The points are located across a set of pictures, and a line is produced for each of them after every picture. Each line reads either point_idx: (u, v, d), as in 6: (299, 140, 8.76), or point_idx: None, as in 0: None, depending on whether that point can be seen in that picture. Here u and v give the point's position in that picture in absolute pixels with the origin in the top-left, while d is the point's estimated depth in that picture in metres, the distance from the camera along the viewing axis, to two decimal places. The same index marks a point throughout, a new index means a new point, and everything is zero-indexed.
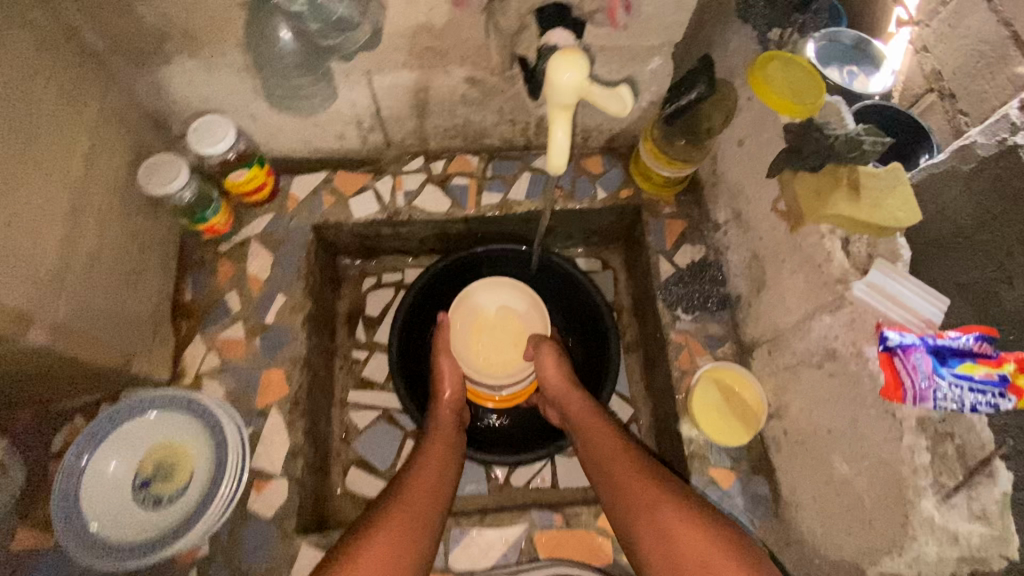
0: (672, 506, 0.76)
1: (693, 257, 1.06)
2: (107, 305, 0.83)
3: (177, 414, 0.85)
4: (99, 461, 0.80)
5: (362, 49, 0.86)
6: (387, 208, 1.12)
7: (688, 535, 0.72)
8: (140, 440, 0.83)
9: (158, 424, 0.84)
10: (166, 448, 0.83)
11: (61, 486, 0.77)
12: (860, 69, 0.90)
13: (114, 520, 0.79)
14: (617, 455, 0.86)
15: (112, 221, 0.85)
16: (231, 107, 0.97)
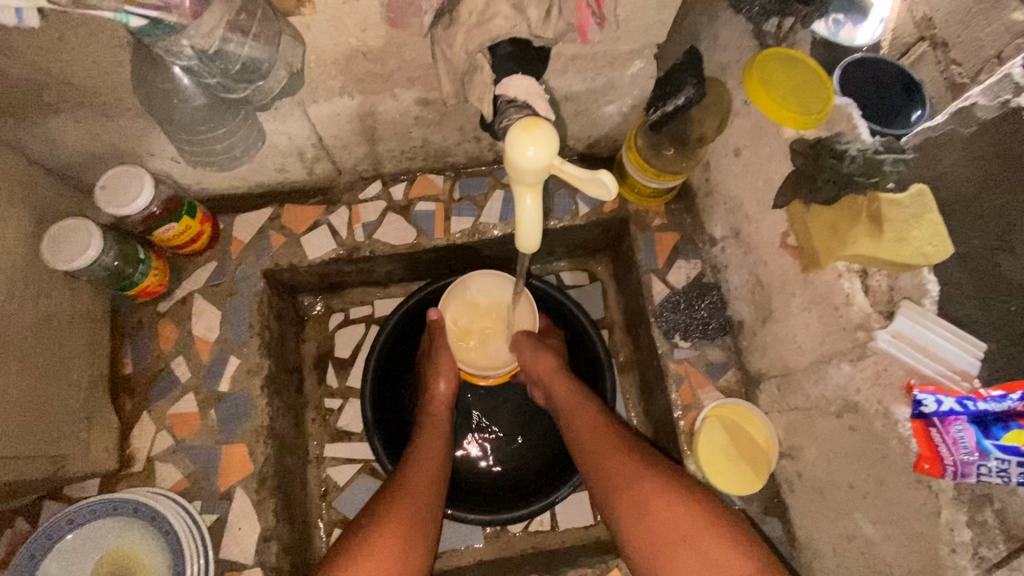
0: (661, 496, 0.71)
1: (689, 275, 0.97)
2: (23, 405, 0.72)
3: (122, 519, 0.75)
4: None
5: (287, 87, 0.73)
6: (345, 245, 1.00)
7: (676, 523, 0.69)
8: (83, 558, 0.74)
9: (100, 536, 0.75)
10: (114, 561, 0.74)
11: None
12: (847, 16, 0.73)
13: None
14: (607, 440, 0.80)
15: (17, 308, 0.73)
16: (146, 152, 0.83)
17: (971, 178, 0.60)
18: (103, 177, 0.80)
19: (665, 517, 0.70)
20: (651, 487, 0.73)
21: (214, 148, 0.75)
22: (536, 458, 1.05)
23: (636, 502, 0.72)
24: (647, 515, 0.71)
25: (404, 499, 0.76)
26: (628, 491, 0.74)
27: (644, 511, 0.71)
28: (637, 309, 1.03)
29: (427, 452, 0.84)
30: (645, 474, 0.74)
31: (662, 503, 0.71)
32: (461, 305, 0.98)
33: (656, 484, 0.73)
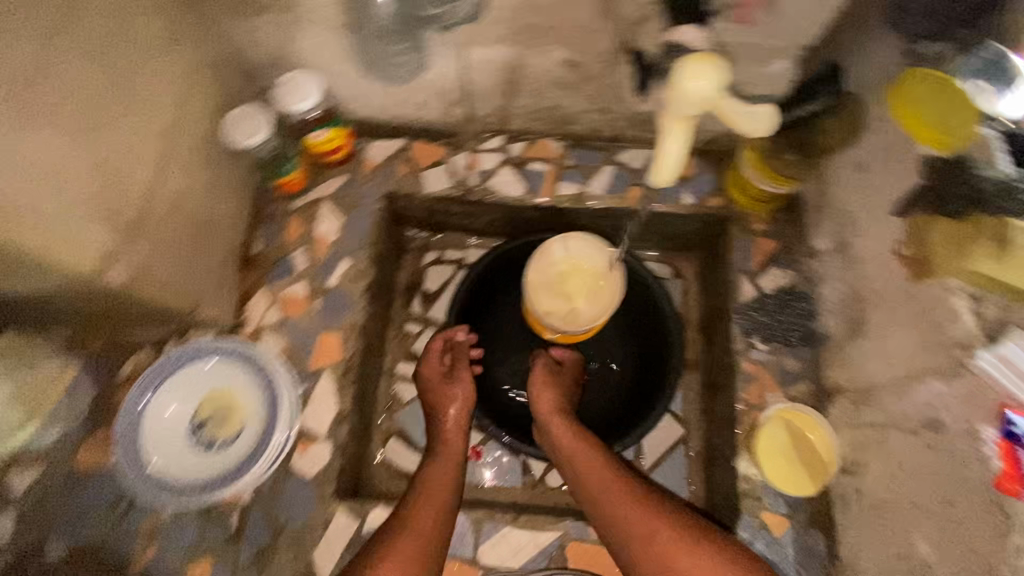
0: (686, 550, 0.71)
1: (781, 282, 0.97)
2: (184, 247, 0.85)
3: (235, 365, 0.90)
4: (158, 403, 0.86)
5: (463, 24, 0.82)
6: (460, 185, 1.08)
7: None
8: (198, 384, 0.89)
9: (214, 372, 0.90)
10: (220, 395, 0.88)
11: (123, 427, 0.84)
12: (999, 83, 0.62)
13: (170, 456, 0.85)
14: (618, 494, 0.79)
15: (197, 168, 0.86)
16: (322, 64, 0.94)
17: None
18: (282, 77, 0.92)
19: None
20: (676, 543, 0.72)
21: (391, 60, 0.91)
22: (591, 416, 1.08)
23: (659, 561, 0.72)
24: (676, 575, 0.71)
25: (410, 532, 0.77)
26: (652, 549, 0.73)
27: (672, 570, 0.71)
28: (718, 308, 1.05)
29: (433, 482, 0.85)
30: (663, 528, 0.74)
31: (689, 558, 0.71)
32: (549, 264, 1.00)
33: (677, 538, 0.73)
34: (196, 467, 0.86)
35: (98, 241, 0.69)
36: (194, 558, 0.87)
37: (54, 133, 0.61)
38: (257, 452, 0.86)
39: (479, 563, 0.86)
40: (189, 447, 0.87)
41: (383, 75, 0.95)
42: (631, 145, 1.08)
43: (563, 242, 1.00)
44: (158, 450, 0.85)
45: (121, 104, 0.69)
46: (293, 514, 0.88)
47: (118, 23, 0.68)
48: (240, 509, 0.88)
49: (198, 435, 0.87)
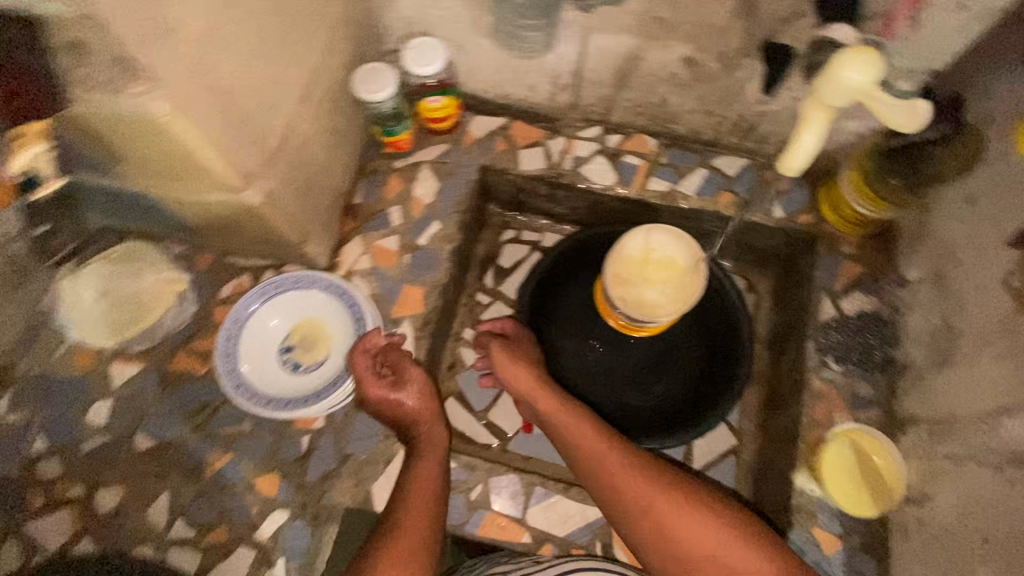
0: (684, 518, 0.76)
1: (863, 306, 0.97)
2: (306, 183, 0.91)
3: (335, 304, 1.00)
4: (262, 316, 0.98)
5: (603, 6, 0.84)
6: (553, 168, 1.12)
7: (704, 543, 0.74)
8: (300, 310, 1.00)
9: (318, 303, 1.00)
10: (319, 327, 1.00)
11: (228, 329, 0.95)
12: None
13: (259, 366, 0.96)
14: (613, 465, 0.82)
15: (327, 112, 0.92)
16: (447, 34, 1.00)
17: None
18: (412, 41, 0.97)
19: (693, 543, 0.74)
20: (673, 510, 0.76)
21: (524, 38, 0.95)
22: (649, 413, 1.09)
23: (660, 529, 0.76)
24: (677, 541, 0.75)
25: (405, 536, 0.76)
26: (651, 517, 0.77)
27: (673, 538, 0.76)
28: (791, 324, 1.05)
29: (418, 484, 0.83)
30: (661, 501, 0.78)
31: (687, 524, 0.75)
32: (632, 252, 1.02)
33: (674, 504, 0.77)
34: (278, 381, 0.96)
35: (250, 162, 0.74)
36: (265, 470, 0.94)
37: (234, 52, 0.66)
38: (330, 389, 0.95)
39: (526, 523, 0.90)
40: (279, 363, 0.98)
41: (517, 50, 0.98)
42: (726, 152, 1.09)
43: (650, 232, 1.01)
44: (252, 357, 0.96)
45: (285, 39, 0.75)
46: (359, 446, 0.94)
47: None
48: (313, 433, 0.95)
49: (289, 355, 0.98)
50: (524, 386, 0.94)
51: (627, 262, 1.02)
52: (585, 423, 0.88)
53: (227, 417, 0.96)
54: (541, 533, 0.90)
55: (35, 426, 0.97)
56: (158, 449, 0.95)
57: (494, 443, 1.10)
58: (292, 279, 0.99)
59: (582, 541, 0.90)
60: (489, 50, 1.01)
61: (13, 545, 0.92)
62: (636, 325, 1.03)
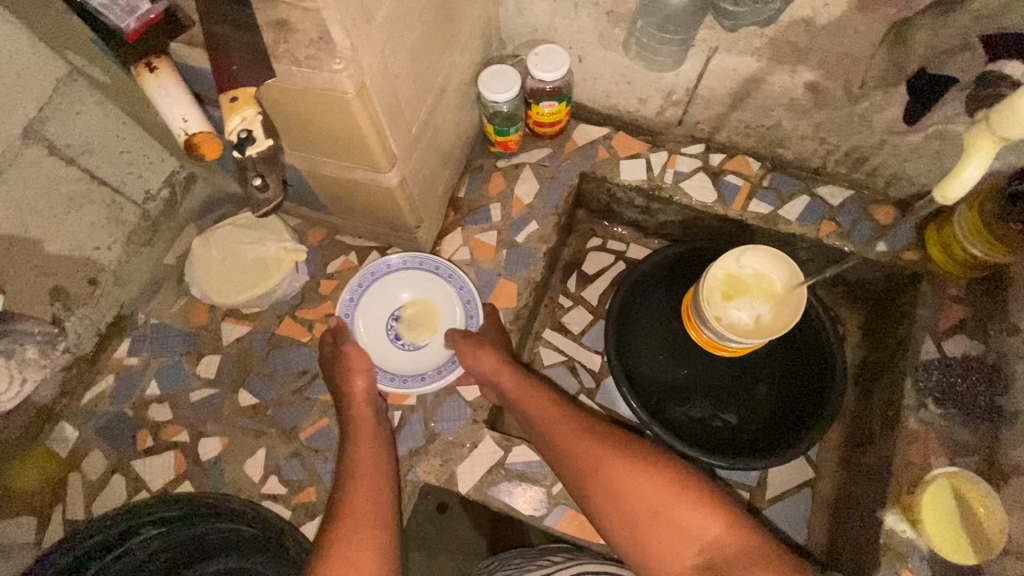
0: (630, 474, 0.78)
1: (969, 350, 0.94)
2: (428, 172, 0.96)
3: (455, 302, 1.04)
4: (390, 286, 1.05)
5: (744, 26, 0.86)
6: (653, 180, 1.14)
7: (646, 497, 0.76)
8: (426, 292, 1.05)
9: (443, 293, 1.05)
10: (434, 315, 1.05)
11: (359, 286, 1.02)
12: None
13: (373, 330, 1.03)
14: (567, 432, 0.84)
15: (453, 107, 0.98)
16: (568, 42, 1.04)
17: None
18: (538, 48, 1.01)
19: (639, 496, 0.76)
20: (619, 466, 0.79)
21: (656, 44, 0.95)
22: (724, 433, 1.09)
23: (607, 486, 0.78)
24: (623, 493, 0.77)
25: (350, 517, 0.77)
26: (599, 476, 0.79)
27: (618, 490, 0.77)
28: (887, 361, 1.03)
29: (357, 467, 0.84)
30: (610, 458, 0.80)
31: (630, 481, 0.77)
32: (725, 268, 1.02)
33: (620, 458, 0.79)
34: (384, 350, 1.03)
35: (396, 146, 0.79)
36: None
37: (402, 42, 0.71)
38: (419, 381, 0.99)
39: None
40: (385, 327, 1.04)
41: (647, 61, 0.99)
42: (831, 182, 1.09)
43: (744, 255, 1.02)
44: (367, 313, 1.03)
45: (437, 33, 0.80)
46: (447, 427, 0.97)
47: None
48: (404, 410, 0.99)
49: (397, 325, 1.04)
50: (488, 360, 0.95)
51: (715, 277, 1.01)
52: (539, 393, 0.91)
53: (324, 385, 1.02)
54: None
55: (151, 371, 1.05)
56: (258, 406, 1.01)
57: None
58: (430, 261, 1.04)
59: None
60: (608, 63, 1.04)
61: (121, 479, 0.99)
62: (721, 343, 1.02)
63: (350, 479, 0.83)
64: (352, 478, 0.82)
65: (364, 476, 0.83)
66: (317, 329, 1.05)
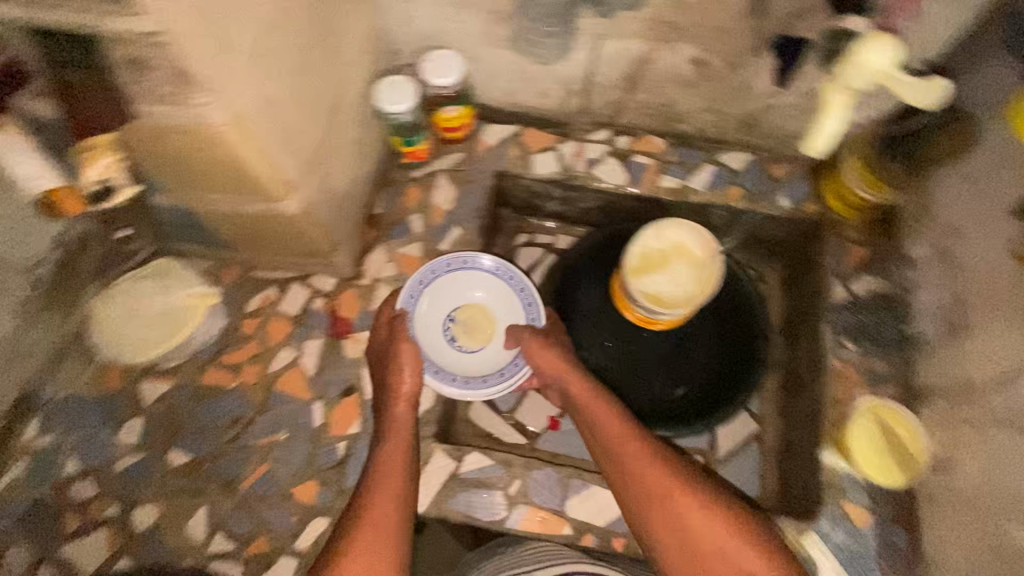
0: (691, 508, 0.79)
1: (874, 288, 1.01)
2: (334, 193, 0.94)
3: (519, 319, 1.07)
4: (457, 283, 1.07)
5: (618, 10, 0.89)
6: (567, 171, 1.15)
7: (711, 534, 0.78)
8: (494, 298, 1.08)
9: (507, 304, 1.07)
10: (491, 321, 1.07)
11: (428, 274, 1.03)
12: None
13: (432, 321, 1.06)
14: (633, 454, 0.85)
15: (350, 124, 0.95)
16: (460, 45, 1.03)
17: None
18: (428, 54, 1.00)
19: (702, 533, 0.78)
20: (683, 500, 0.80)
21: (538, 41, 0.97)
22: (671, 404, 1.13)
23: (668, 517, 0.79)
24: (682, 527, 0.79)
25: (369, 528, 0.78)
26: (665, 505, 0.80)
27: (678, 523, 0.79)
28: (806, 309, 1.09)
29: (385, 472, 0.83)
30: (678, 487, 0.81)
31: (698, 514, 0.79)
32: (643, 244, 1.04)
33: (687, 489, 0.81)
34: (438, 346, 1.06)
35: (289, 173, 0.77)
36: (302, 479, 0.94)
37: (275, 65, 0.69)
38: (481, 382, 1.02)
39: (566, 515, 0.92)
40: (442, 329, 1.07)
41: (532, 56, 1.01)
42: (732, 149, 1.14)
43: (668, 225, 1.03)
44: (423, 317, 1.04)
45: (316, 51, 0.78)
46: None
47: None
48: (349, 439, 0.96)
49: (454, 327, 1.07)
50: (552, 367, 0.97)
51: (636, 258, 1.04)
52: (609, 405, 0.92)
53: (261, 429, 0.97)
54: (580, 524, 0.91)
55: (67, 448, 0.97)
56: (193, 464, 0.96)
57: (523, 442, 1.11)
58: (513, 276, 1.06)
59: (620, 530, 0.91)
60: (501, 60, 1.05)
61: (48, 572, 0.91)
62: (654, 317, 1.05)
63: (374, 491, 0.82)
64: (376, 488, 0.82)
65: (388, 491, 0.81)
66: (245, 371, 1.01)
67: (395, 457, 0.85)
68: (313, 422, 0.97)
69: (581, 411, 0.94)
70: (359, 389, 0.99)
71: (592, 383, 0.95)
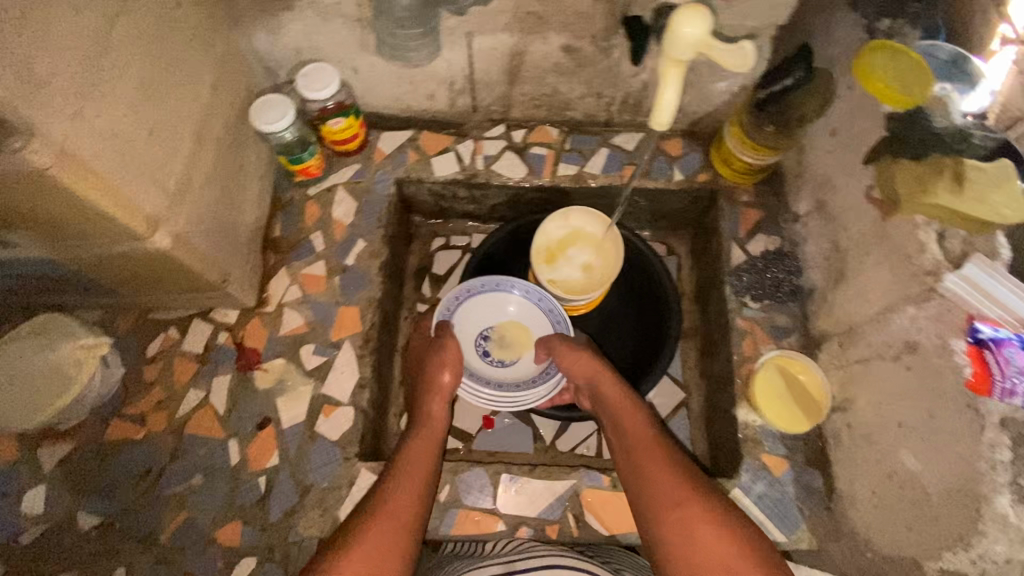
0: (702, 519, 0.74)
1: (768, 246, 1.05)
2: (217, 223, 0.91)
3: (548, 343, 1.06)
4: (495, 298, 1.08)
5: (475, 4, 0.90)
6: (467, 170, 1.15)
7: (719, 550, 0.71)
8: (527, 320, 1.08)
9: (541, 328, 1.07)
10: (522, 340, 1.08)
11: (468, 286, 1.06)
12: (954, 85, 0.74)
13: (469, 330, 1.07)
14: (654, 458, 0.83)
15: (226, 148, 0.92)
16: (336, 57, 1.03)
17: None
18: (305, 68, 0.98)
19: (709, 547, 0.71)
20: (696, 508, 0.75)
21: (407, 45, 0.95)
22: None
23: (676, 522, 0.75)
24: (688, 538, 0.73)
25: (387, 512, 0.77)
26: (676, 511, 0.76)
27: (687, 533, 0.73)
28: (712, 275, 1.12)
29: (411, 463, 0.84)
30: (693, 493, 0.77)
31: (708, 527, 0.73)
32: (544, 235, 1.07)
33: (701, 501, 0.76)
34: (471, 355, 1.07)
35: (149, 206, 0.74)
36: (224, 521, 0.90)
37: (110, 102, 0.66)
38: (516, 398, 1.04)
39: (499, 512, 0.91)
40: (475, 344, 1.08)
41: (400, 60, 0.99)
42: (624, 130, 1.17)
43: (569, 214, 1.07)
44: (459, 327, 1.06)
45: (162, 79, 0.76)
46: (319, 475, 0.92)
47: (165, 13, 0.76)
48: (269, 472, 0.92)
49: (488, 342, 1.07)
50: (586, 372, 0.97)
51: (542, 249, 1.07)
52: (640, 410, 0.91)
53: (175, 477, 0.92)
54: (513, 519, 0.91)
55: None
56: (103, 525, 0.90)
57: (458, 446, 1.11)
58: (548, 303, 1.05)
59: (553, 517, 0.91)
60: (380, 67, 1.04)
61: None
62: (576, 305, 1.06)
63: (393, 483, 0.81)
64: (397, 479, 0.82)
65: (409, 483, 0.81)
66: (152, 419, 0.96)
67: (422, 451, 0.86)
68: (230, 459, 0.93)
69: (613, 416, 0.92)
70: (276, 419, 0.96)
71: (628, 392, 0.94)
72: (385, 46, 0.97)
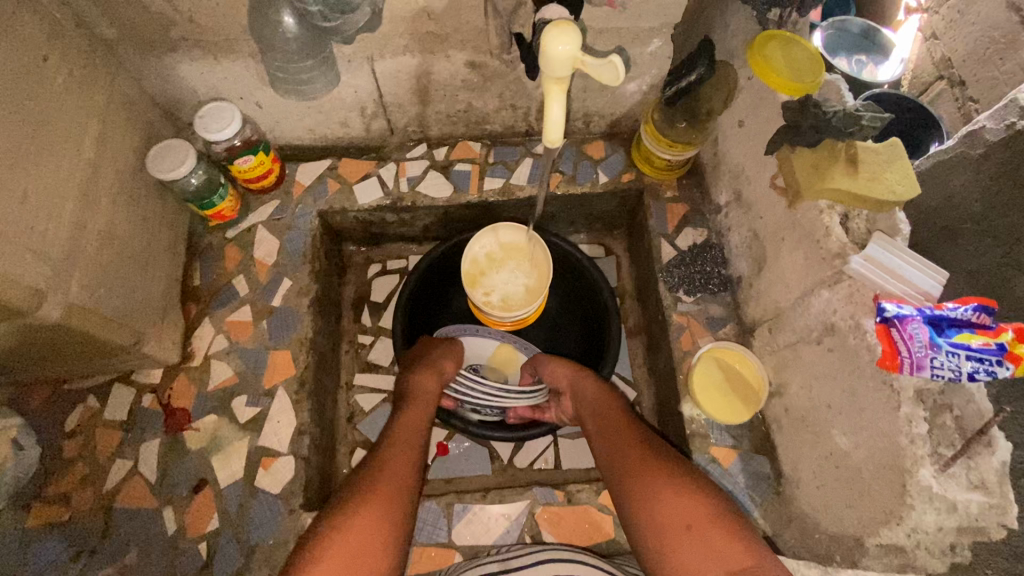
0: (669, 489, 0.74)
1: (695, 239, 1.06)
2: (120, 284, 0.86)
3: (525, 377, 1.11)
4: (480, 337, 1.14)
5: (364, 30, 0.89)
6: (391, 194, 1.12)
7: (693, 509, 0.71)
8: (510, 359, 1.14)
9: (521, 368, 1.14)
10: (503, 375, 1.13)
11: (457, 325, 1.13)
12: (870, 59, 1.05)
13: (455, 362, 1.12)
14: (631, 432, 0.84)
15: (122, 202, 0.88)
16: (236, 94, 0.99)
17: (976, 196, 0.72)
18: (202, 109, 0.94)
19: (681, 506, 0.72)
20: (664, 479, 0.75)
21: (302, 78, 0.93)
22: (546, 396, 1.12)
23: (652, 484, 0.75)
24: (657, 507, 0.73)
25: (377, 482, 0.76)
26: (651, 473, 0.76)
27: (655, 501, 0.74)
28: (647, 272, 1.13)
29: (399, 440, 0.83)
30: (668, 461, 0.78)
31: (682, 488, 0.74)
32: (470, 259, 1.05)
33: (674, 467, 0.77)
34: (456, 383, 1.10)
35: (30, 279, 0.69)
36: None
37: None
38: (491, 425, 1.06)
39: (455, 544, 0.89)
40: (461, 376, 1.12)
41: (295, 93, 0.96)
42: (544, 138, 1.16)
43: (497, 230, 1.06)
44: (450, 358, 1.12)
45: (31, 141, 0.71)
46: (263, 532, 0.88)
47: (29, 69, 0.72)
48: (208, 537, 0.88)
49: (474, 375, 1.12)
50: (567, 378, 0.98)
51: (472, 272, 1.05)
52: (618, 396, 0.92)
53: (105, 559, 0.86)
54: (468, 550, 0.89)
55: None
56: None
57: None
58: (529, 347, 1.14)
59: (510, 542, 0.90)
60: (285, 100, 1.01)
61: None
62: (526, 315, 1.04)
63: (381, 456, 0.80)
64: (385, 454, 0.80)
65: (396, 455, 0.80)
66: (76, 499, 0.89)
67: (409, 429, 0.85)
68: (166, 529, 0.88)
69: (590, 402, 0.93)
70: (212, 480, 0.91)
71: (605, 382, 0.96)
72: (279, 80, 0.94)
